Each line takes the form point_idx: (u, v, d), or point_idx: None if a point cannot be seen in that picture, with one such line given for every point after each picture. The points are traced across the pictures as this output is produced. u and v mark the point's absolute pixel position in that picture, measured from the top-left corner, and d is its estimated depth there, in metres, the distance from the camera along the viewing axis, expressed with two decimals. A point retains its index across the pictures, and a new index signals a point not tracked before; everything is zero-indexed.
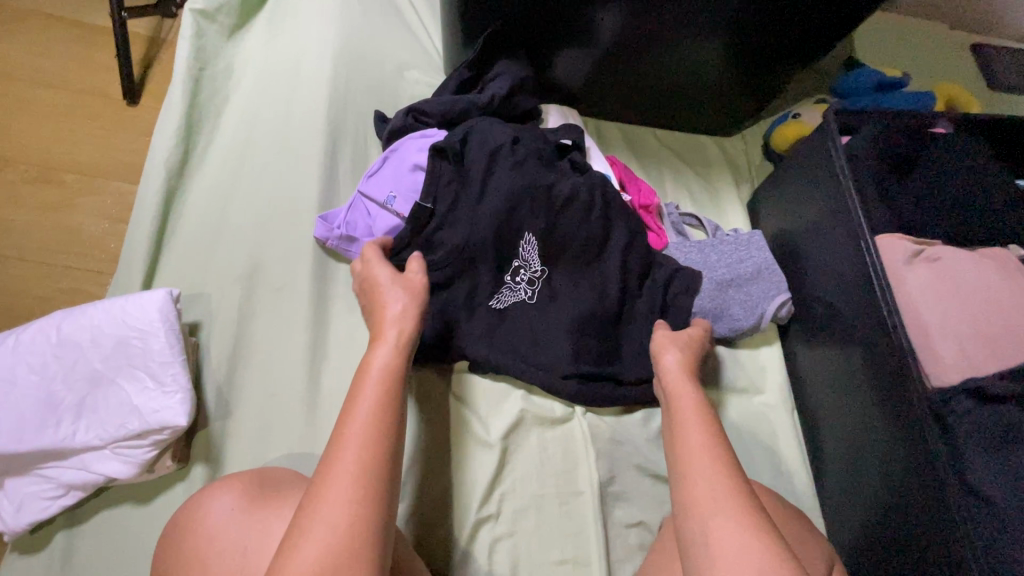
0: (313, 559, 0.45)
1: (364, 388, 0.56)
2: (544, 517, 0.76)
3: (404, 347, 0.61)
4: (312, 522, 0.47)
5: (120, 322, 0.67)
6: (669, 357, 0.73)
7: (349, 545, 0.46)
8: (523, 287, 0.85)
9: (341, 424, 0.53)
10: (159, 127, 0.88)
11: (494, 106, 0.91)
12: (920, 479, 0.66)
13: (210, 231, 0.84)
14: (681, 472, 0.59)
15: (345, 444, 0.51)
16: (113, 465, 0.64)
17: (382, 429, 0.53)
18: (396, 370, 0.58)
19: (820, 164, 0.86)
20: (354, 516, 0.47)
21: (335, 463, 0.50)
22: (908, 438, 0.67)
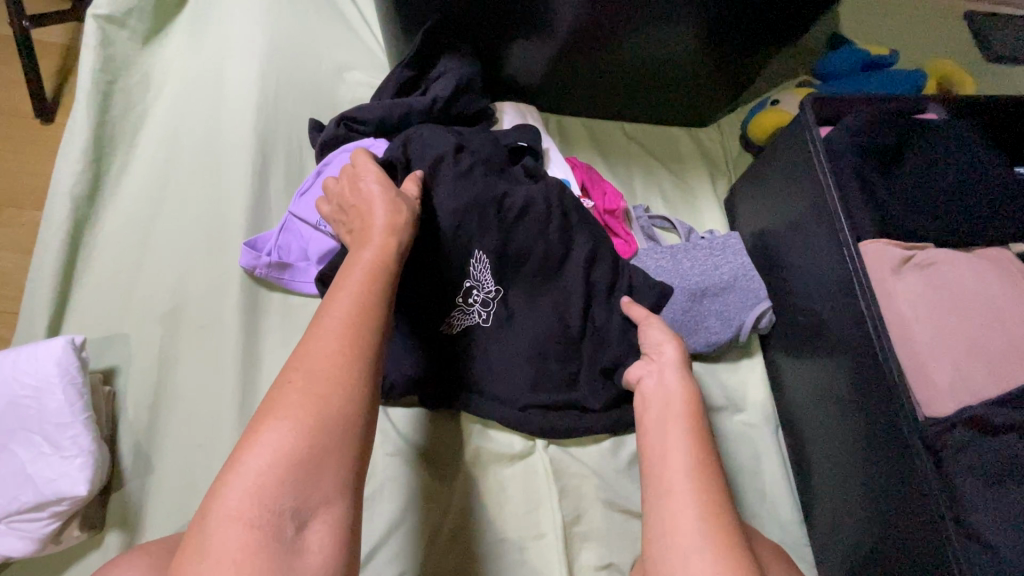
0: (290, 434, 0.44)
1: (352, 272, 0.54)
2: (503, 566, 0.69)
3: (393, 242, 0.59)
4: (292, 397, 0.45)
5: (10, 380, 0.60)
6: (668, 349, 0.69)
7: (330, 426, 0.45)
8: (477, 309, 0.77)
9: (326, 305, 0.51)
10: (63, 151, 0.79)
11: (437, 109, 0.83)
12: (918, 521, 0.59)
13: (128, 262, 0.76)
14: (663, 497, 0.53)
15: (329, 323, 0.49)
16: (8, 542, 0.57)
17: (367, 318, 0.51)
18: (385, 264, 0.56)
19: (798, 159, 0.78)
20: (341, 396, 0.46)
21: (317, 340, 0.48)
22: (900, 471, 0.61)
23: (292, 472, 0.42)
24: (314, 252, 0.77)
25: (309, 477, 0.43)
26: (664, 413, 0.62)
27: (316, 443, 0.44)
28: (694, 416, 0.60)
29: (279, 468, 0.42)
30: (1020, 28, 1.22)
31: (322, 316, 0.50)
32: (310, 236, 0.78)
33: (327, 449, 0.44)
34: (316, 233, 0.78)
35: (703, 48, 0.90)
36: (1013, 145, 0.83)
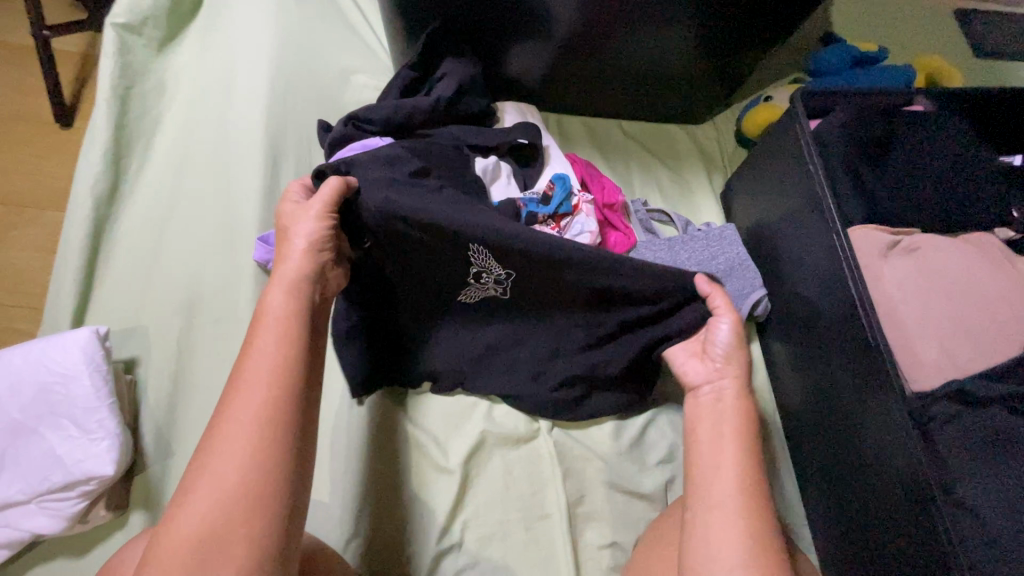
0: (203, 508, 0.47)
1: (262, 330, 0.56)
2: (509, 545, 0.72)
3: (303, 284, 0.60)
4: (206, 471, 0.49)
5: (40, 367, 0.63)
6: (722, 327, 0.68)
7: (239, 496, 0.48)
8: (492, 284, 0.72)
9: (240, 371, 0.54)
10: (84, 153, 0.82)
11: (440, 109, 0.85)
12: (907, 494, 0.60)
13: (145, 259, 0.79)
14: (703, 498, 0.58)
15: (243, 390, 0.53)
16: (40, 520, 0.60)
17: (282, 378, 0.53)
18: (295, 315, 0.58)
19: (790, 153, 0.81)
20: (245, 466, 0.49)
21: (232, 409, 0.52)
22: (888, 445, 0.63)
23: (198, 551, 0.45)
24: None
25: (214, 555, 0.46)
26: (719, 416, 0.64)
27: (224, 517, 0.47)
28: (745, 422, 0.63)
29: (190, 544, 0.46)
30: (1006, 25, 1.25)
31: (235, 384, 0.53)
32: None
33: (234, 523, 0.47)
34: None
35: (698, 48, 0.93)
36: (999, 134, 0.85)
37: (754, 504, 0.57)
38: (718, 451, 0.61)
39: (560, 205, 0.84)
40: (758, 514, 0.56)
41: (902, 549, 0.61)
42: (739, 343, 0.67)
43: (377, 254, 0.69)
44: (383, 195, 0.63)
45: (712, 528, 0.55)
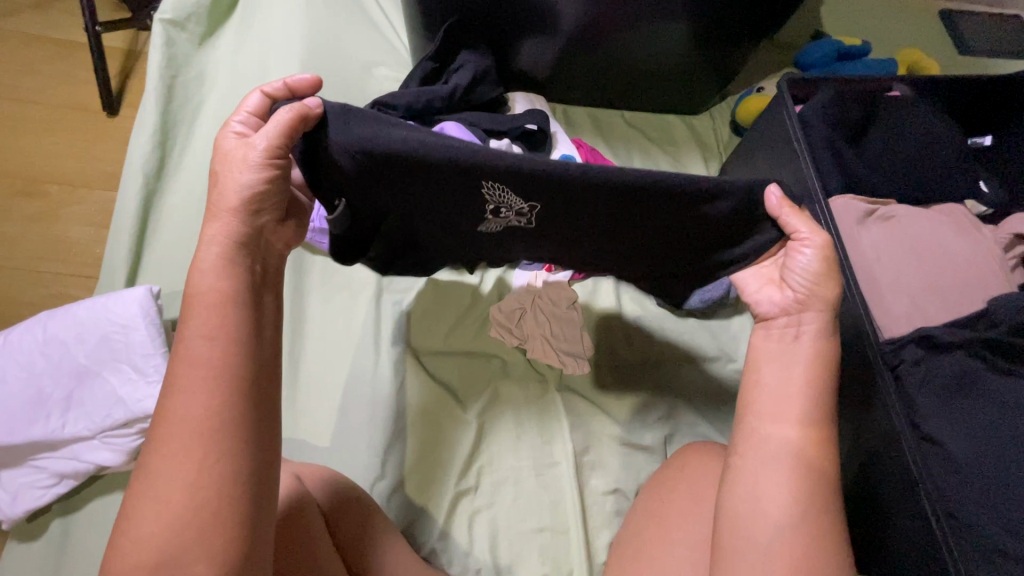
0: (156, 525, 0.43)
1: (197, 314, 0.49)
2: (522, 489, 0.79)
3: (244, 245, 0.53)
4: (153, 486, 0.44)
5: (100, 319, 0.70)
6: (802, 255, 0.60)
7: (193, 513, 0.44)
8: (511, 217, 0.62)
9: (175, 366, 0.47)
10: (134, 136, 0.91)
11: (456, 97, 0.92)
12: (880, 429, 0.67)
13: (188, 229, 0.87)
14: (751, 437, 0.58)
15: (181, 392, 0.46)
16: (102, 454, 0.67)
17: (229, 372, 0.47)
18: (235, 297, 0.50)
19: (777, 134, 0.87)
20: (196, 479, 0.44)
21: (172, 413, 0.46)
22: (866, 389, 0.69)
23: (157, 563, 0.43)
24: None
25: (175, 565, 0.43)
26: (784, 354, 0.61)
27: (181, 535, 0.43)
28: (822, 364, 0.59)
29: (151, 560, 0.43)
30: (990, 24, 1.32)
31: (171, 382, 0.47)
32: None
33: (194, 541, 0.43)
34: None
35: (694, 42, 1.01)
36: (970, 116, 0.93)
37: (814, 461, 0.56)
38: (789, 403, 0.58)
39: None
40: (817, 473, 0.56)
41: (881, 481, 0.67)
42: (825, 270, 0.60)
43: (380, 177, 0.57)
44: (361, 134, 0.53)
45: (765, 480, 0.56)
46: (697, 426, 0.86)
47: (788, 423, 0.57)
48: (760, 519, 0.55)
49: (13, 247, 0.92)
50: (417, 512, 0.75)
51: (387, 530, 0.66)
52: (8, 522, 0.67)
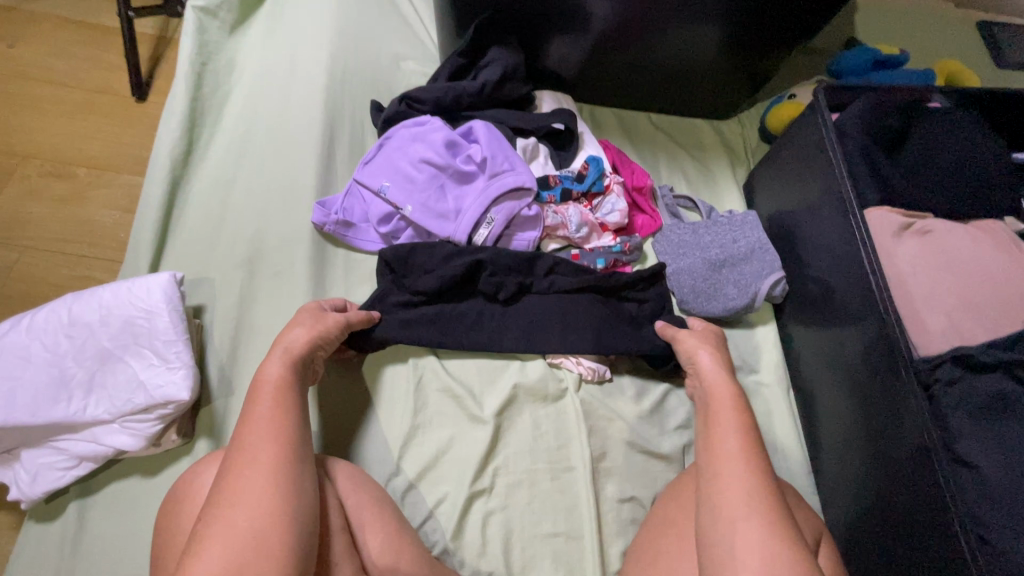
0: (219, 559, 0.47)
1: (261, 398, 0.59)
2: (537, 492, 0.77)
3: (299, 363, 0.65)
4: (224, 519, 0.49)
5: (126, 303, 0.70)
6: (703, 357, 0.77)
7: (256, 537, 0.49)
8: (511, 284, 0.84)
9: (255, 401, 0.59)
10: (163, 121, 0.92)
11: (485, 93, 0.93)
12: (908, 448, 0.67)
13: (213, 216, 0.87)
14: (713, 473, 0.61)
15: (252, 446, 0.55)
16: (121, 438, 0.67)
17: (290, 435, 0.57)
18: (291, 384, 0.62)
19: (811, 143, 0.86)
20: (266, 503, 0.51)
21: (240, 468, 0.53)
22: (894, 407, 0.69)
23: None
24: (375, 214, 0.87)
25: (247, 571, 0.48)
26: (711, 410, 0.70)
27: (250, 544, 0.49)
28: (746, 430, 0.65)
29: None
30: None
31: (245, 426, 0.56)
32: (371, 201, 0.87)
33: (269, 540, 0.49)
34: (377, 198, 0.87)
35: (725, 45, 0.99)
36: (1010, 129, 0.91)
37: (773, 504, 0.57)
38: (719, 434, 0.65)
39: (594, 183, 0.92)
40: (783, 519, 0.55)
41: (908, 499, 0.67)
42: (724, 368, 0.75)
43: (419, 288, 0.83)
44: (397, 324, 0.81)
45: (744, 525, 0.55)
46: None
47: (742, 483, 0.58)
48: (734, 559, 0.53)
49: (39, 228, 0.93)
50: (431, 511, 0.75)
51: (403, 527, 0.66)
52: (27, 502, 0.67)
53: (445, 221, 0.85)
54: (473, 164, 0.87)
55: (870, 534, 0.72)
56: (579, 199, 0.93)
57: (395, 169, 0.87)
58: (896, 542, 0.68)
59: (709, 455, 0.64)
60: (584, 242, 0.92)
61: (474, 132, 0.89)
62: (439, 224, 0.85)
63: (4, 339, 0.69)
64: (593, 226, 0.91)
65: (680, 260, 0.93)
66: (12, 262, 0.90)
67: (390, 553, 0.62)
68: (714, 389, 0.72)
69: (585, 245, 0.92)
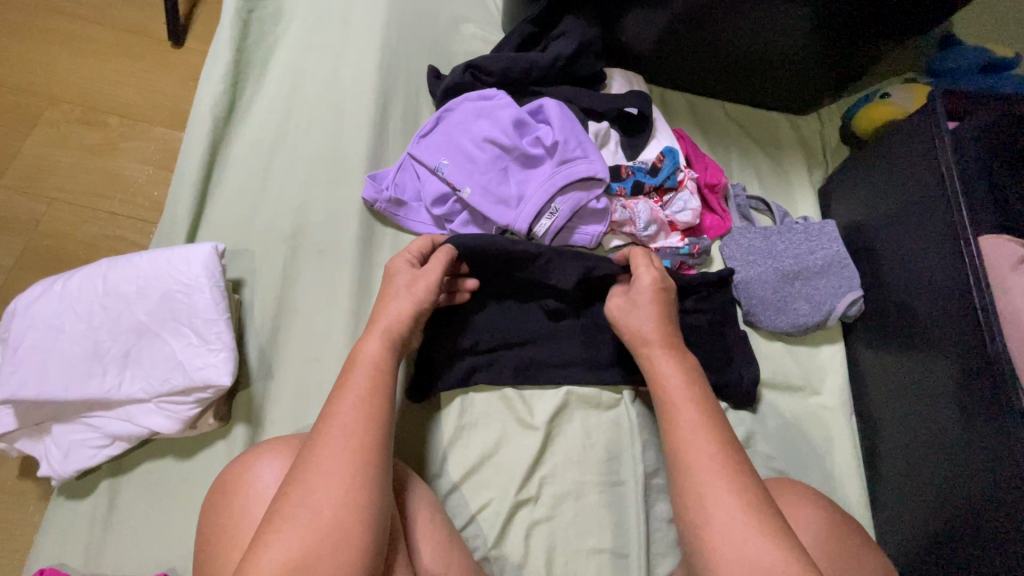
0: (293, 543, 0.44)
1: (355, 377, 0.55)
2: (585, 505, 0.73)
3: (395, 338, 0.60)
4: (296, 501, 0.46)
5: (165, 275, 0.65)
6: (642, 280, 0.69)
7: (328, 529, 0.45)
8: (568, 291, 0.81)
9: (349, 376, 0.55)
10: (205, 74, 0.85)
11: (555, 68, 0.85)
12: (994, 483, 0.64)
13: (255, 182, 0.80)
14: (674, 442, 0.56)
15: (336, 427, 0.50)
16: (157, 419, 0.63)
17: (377, 418, 0.52)
18: (389, 364, 0.57)
19: (917, 153, 0.78)
20: (347, 492, 0.47)
21: (327, 448, 0.49)
22: (982, 439, 0.66)
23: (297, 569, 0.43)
24: (429, 193, 0.80)
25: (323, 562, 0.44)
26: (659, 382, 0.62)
27: (330, 533, 0.45)
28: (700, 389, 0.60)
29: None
30: None
31: (334, 402, 0.53)
32: (425, 178, 0.81)
33: (343, 531, 0.45)
34: (433, 176, 0.80)
35: (821, 36, 0.89)
36: None
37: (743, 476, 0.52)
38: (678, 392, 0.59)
39: (668, 177, 0.84)
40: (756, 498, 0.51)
41: (984, 534, 0.64)
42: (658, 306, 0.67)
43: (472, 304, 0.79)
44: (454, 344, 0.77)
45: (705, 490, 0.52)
46: (773, 460, 0.79)
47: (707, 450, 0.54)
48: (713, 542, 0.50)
49: (68, 179, 0.87)
50: (472, 516, 0.71)
51: (451, 536, 0.62)
52: (56, 478, 0.63)
53: (505, 207, 0.78)
54: (541, 147, 0.79)
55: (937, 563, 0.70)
56: (649, 193, 0.85)
57: (455, 147, 0.80)
58: None
59: (670, 425, 0.58)
60: (649, 241, 0.85)
61: (545, 111, 0.81)
62: (499, 211, 0.78)
63: (36, 305, 0.64)
64: (661, 225, 0.84)
65: (751, 268, 0.86)
66: (39, 215, 0.85)
67: (441, 564, 0.58)
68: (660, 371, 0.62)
69: (650, 244, 0.85)
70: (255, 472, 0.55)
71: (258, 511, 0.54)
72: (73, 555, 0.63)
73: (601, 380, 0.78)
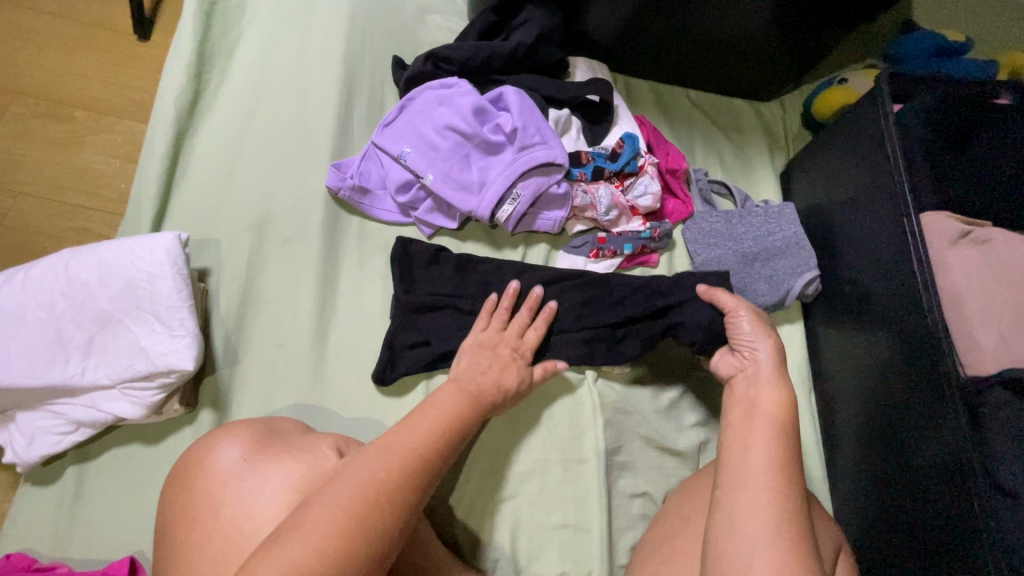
0: (320, 535, 0.45)
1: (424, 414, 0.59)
2: (548, 482, 0.75)
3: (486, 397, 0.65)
4: (330, 493, 0.47)
5: (126, 264, 0.66)
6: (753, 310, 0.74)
7: (351, 523, 0.46)
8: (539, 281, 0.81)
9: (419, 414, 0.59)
10: (169, 67, 0.86)
11: (516, 56, 0.86)
12: (937, 461, 0.66)
13: (221, 173, 0.81)
14: (740, 480, 0.55)
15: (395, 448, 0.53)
16: (122, 405, 0.64)
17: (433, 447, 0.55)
18: (464, 411, 0.62)
19: (866, 134, 0.81)
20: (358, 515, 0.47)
21: (349, 475, 0.49)
22: (937, 425, 0.67)
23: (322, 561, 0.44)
24: (392, 181, 0.81)
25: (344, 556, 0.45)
26: (755, 411, 0.62)
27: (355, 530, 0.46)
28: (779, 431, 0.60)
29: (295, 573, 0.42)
30: None
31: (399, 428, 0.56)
32: (389, 166, 0.82)
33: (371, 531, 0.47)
34: (396, 164, 0.81)
35: (780, 25, 0.91)
36: None
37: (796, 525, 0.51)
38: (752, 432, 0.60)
39: (628, 163, 0.86)
40: (797, 533, 0.51)
41: (946, 527, 0.64)
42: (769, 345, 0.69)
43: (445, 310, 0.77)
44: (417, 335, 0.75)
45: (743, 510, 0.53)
46: None
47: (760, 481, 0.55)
48: None
49: (33, 172, 0.88)
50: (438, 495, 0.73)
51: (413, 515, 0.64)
52: (23, 465, 0.64)
53: (467, 193, 0.80)
54: (501, 134, 0.81)
55: (901, 553, 0.70)
56: (611, 178, 0.87)
57: (417, 135, 0.81)
58: (918, 546, 0.68)
59: (738, 454, 0.58)
60: (612, 226, 0.86)
61: (505, 99, 0.83)
62: (461, 197, 0.79)
63: None
64: (623, 209, 0.86)
65: (711, 251, 0.88)
66: (5, 208, 0.85)
67: None
68: (762, 399, 0.63)
69: (612, 229, 0.86)
70: (215, 453, 0.57)
71: (217, 493, 0.55)
72: (42, 540, 0.64)
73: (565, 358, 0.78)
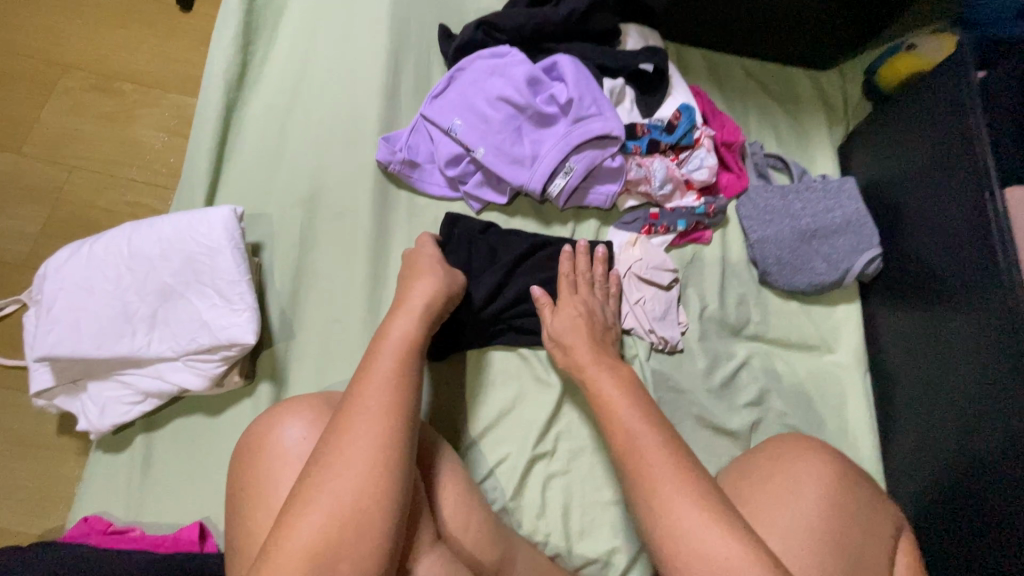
0: (321, 520, 0.45)
1: (378, 360, 0.55)
2: (599, 460, 0.75)
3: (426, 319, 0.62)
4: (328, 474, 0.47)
5: (187, 239, 0.66)
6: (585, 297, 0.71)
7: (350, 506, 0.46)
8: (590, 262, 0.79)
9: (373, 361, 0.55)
10: (216, 37, 0.84)
11: (569, 22, 0.83)
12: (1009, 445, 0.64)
13: (271, 147, 0.81)
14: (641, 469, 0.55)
15: (363, 411, 0.50)
16: (186, 376, 0.65)
17: (398, 406, 0.51)
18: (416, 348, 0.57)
19: (940, 101, 0.76)
20: (367, 486, 0.47)
21: (342, 445, 0.48)
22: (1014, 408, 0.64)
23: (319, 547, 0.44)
24: (441, 154, 0.80)
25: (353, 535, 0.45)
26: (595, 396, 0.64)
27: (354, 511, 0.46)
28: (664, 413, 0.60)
29: (309, 554, 0.44)
30: None
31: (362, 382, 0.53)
32: (438, 140, 0.80)
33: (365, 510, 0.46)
34: (446, 137, 0.80)
35: None
36: None
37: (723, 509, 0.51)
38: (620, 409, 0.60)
39: (684, 135, 0.83)
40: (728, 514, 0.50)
41: (1006, 512, 0.63)
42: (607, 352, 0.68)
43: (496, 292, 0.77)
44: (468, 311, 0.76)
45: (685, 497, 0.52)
46: (786, 417, 0.80)
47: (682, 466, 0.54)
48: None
49: (86, 146, 0.88)
50: (491, 469, 0.74)
51: (471, 490, 0.64)
52: (95, 433, 0.66)
53: (519, 167, 0.78)
54: (555, 105, 0.79)
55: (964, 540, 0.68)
56: (665, 152, 0.84)
57: (468, 106, 0.79)
58: (984, 533, 0.65)
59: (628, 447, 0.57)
60: (665, 201, 0.84)
61: (559, 68, 0.80)
62: (513, 171, 0.78)
63: (65, 268, 0.66)
64: (677, 183, 0.83)
65: (767, 228, 0.85)
66: (60, 182, 0.86)
67: (461, 512, 0.61)
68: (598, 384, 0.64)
69: (665, 204, 0.84)
70: (279, 430, 0.57)
71: (283, 470, 0.55)
72: (115, 505, 0.66)
73: (617, 336, 0.76)
